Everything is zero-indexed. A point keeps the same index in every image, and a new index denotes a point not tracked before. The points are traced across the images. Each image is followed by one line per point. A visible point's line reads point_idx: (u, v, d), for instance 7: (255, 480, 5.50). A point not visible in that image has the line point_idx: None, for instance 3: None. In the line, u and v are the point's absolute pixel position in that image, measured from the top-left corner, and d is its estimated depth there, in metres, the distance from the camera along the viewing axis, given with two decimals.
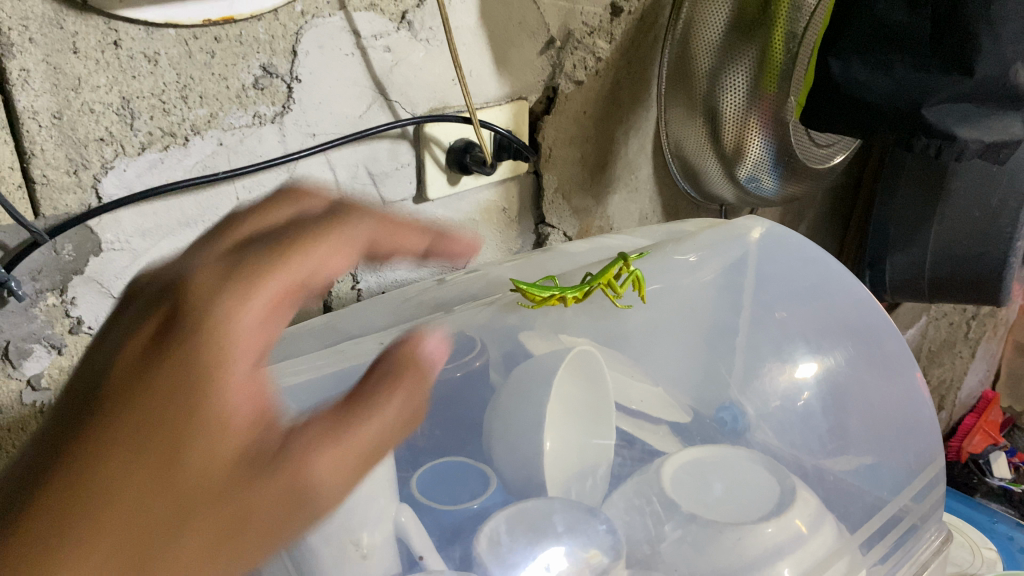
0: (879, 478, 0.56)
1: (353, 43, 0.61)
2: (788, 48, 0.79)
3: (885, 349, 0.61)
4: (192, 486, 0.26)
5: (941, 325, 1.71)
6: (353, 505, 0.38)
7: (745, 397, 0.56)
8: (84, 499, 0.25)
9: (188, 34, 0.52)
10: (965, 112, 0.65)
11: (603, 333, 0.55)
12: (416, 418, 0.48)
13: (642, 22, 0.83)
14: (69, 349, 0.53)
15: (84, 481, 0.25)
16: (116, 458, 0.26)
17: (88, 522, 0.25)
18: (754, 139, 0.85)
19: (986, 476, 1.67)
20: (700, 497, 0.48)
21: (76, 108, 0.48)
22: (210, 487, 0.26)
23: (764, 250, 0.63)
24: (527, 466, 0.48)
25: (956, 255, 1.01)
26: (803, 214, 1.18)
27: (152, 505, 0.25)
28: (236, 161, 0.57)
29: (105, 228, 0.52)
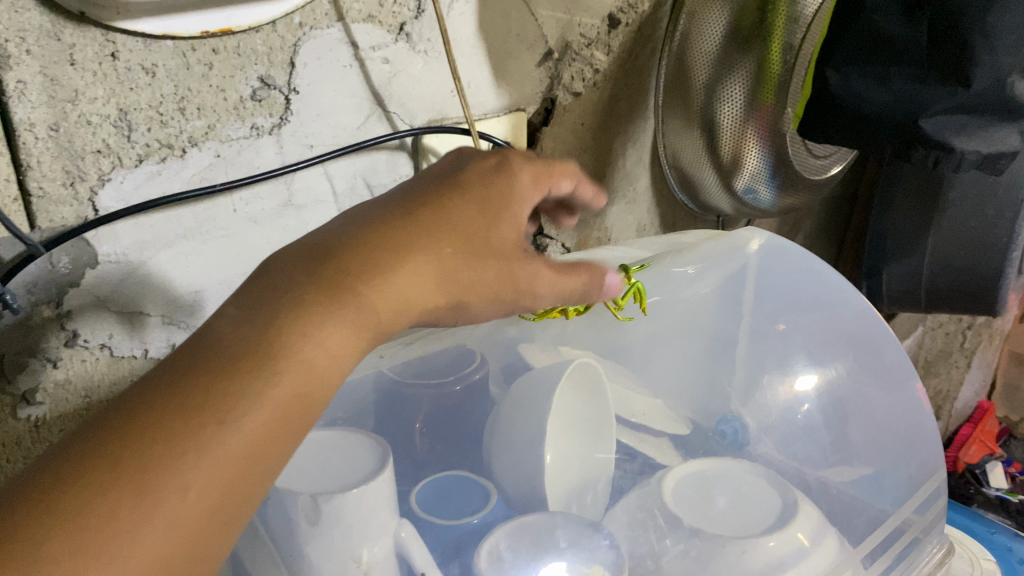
0: (881, 489, 0.56)
1: (352, 55, 0.61)
2: (785, 59, 0.79)
3: (885, 360, 0.61)
4: (420, 286, 0.37)
5: (937, 336, 1.71)
6: (354, 520, 0.38)
7: (746, 410, 0.56)
8: (336, 301, 0.34)
9: (186, 46, 0.51)
10: (964, 124, 0.65)
11: (601, 346, 0.56)
12: (415, 431, 0.48)
13: (640, 33, 0.83)
14: (65, 362, 0.53)
15: (334, 289, 0.34)
16: (355, 276, 0.35)
17: (339, 314, 0.34)
18: (751, 151, 0.85)
19: (983, 486, 1.67)
20: (702, 510, 0.47)
21: (73, 119, 0.48)
22: (431, 292, 0.37)
23: (764, 262, 0.62)
24: (530, 482, 0.47)
25: (953, 265, 1.01)
26: (799, 225, 1.18)
27: (378, 302, 0.35)
28: (234, 173, 0.57)
29: (102, 241, 0.52)
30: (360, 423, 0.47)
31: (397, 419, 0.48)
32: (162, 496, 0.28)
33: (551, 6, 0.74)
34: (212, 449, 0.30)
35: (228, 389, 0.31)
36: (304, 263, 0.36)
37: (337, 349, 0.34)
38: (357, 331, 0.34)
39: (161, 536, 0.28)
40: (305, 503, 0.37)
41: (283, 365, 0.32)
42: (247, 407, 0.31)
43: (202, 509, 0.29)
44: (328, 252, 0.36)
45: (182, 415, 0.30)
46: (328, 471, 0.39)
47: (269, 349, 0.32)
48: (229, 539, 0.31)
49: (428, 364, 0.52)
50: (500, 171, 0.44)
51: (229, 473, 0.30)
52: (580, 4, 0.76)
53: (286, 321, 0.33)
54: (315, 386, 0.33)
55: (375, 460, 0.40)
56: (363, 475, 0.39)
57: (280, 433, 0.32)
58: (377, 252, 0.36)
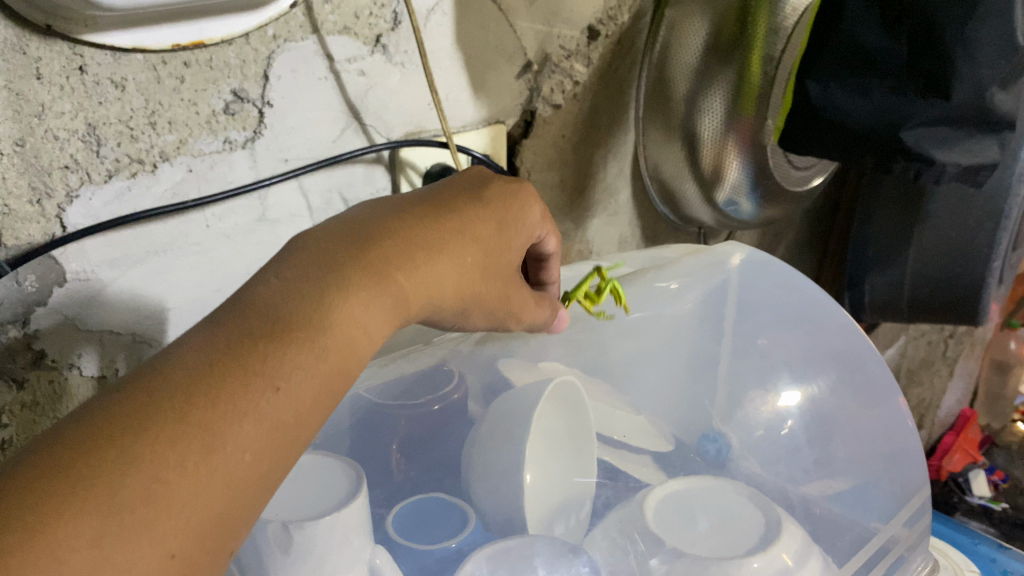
0: (865, 508, 0.55)
1: (327, 67, 0.60)
2: (765, 71, 0.78)
3: (868, 375, 0.60)
4: (440, 286, 0.41)
5: (920, 345, 1.71)
6: (327, 547, 0.37)
7: (728, 427, 0.55)
8: (379, 287, 0.37)
9: (156, 59, 0.50)
10: (944, 136, 0.65)
11: (583, 364, 0.55)
12: (392, 453, 0.47)
13: (620, 46, 0.83)
14: (32, 384, 0.51)
15: (377, 274, 0.37)
16: (395, 266, 0.38)
17: (381, 299, 0.36)
18: (732, 162, 0.84)
19: (966, 495, 1.67)
20: (684, 531, 0.46)
21: (39, 135, 0.47)
22: (444, 283, 0.41)
23: (746, 278, 0.62)
24: (511, 506, 0.46)
25: (934, 275, 1.01)
26: (781, 236, 1.18)
27: (409, 292, 0.38)
28: (207, 188, 0.56)
29: (70, 258, 0.50)
30: (334, 447, 0.46)
31: (375, 441, 0.47)
32: (225, 455, 0.28)
33: (530, 18, 0.73)
34: (268, 416, 0.30)
35: (287, 357, 0.32)
36: (346, 245, 0.38)
37: (376, 332, 0.36)
38: (393, 317, 0.37)
39: (220, 496, 0.28)
40: (276, 531, 0.36)
41: (337, 340, 0.34)
42: (302, 376, 0.32)
43: (254, 473, 0.30)
44: (367, 239, 0.38)
45: (242, 380, 0.30)
46: (300, 498, 0.38)
47: (323, 322, 0.34)
48: (264, 508, 0.31)
49: (405, 385, 0.50)
50: (514, 193, 0.49)
51: (278, 441, 0.31)
52: (559, 16, 0.75)
53: (339, 298, 0.35)
54: (356, 366, 0.35)
55: (349, 485, 0.39)
56: (337, 501, 0.38)
57: (320, 409, 0.33)
58: (411, 249, 0.40)
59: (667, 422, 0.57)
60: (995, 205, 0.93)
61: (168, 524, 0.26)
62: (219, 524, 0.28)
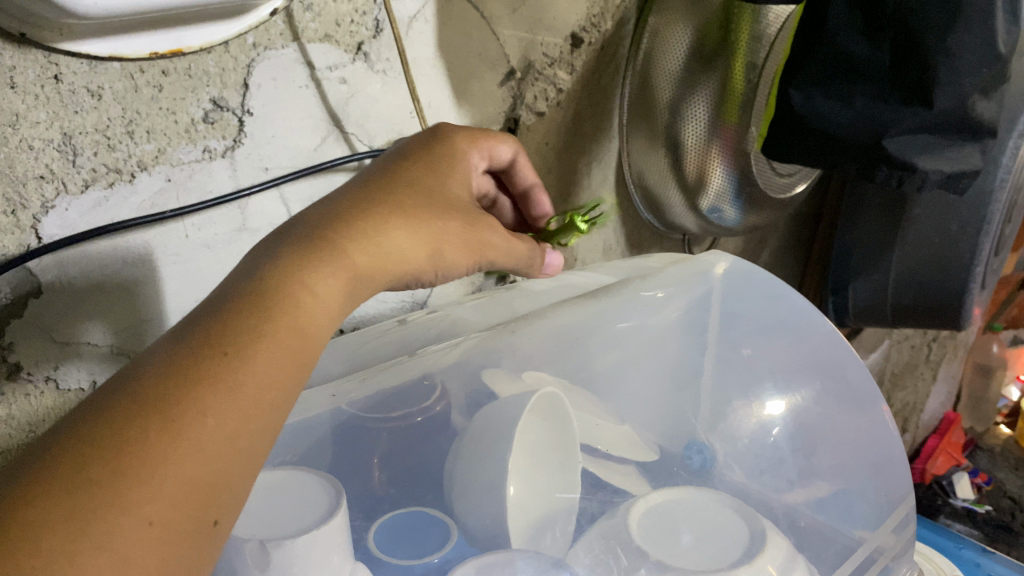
0: (850, 517, 0.55)
1: (308, 75, 0.60)
2: (748, 78, 0.79)
3: (851, 384, 0.60)
4: (406, 244, 0.40)
5: (904, 349, 1.72)
6: (307, 565, 0.36)
7: (713, 438, 0.55)
8: (330, 254, 0.36)
9: (134, 68, 0.50)
10: (926, 144, 0.66)
11: (568, 377, 0.54)
12: (373, 465, 0.46)
13: (603, 52, 0.83)
14: (7, 397, 0.50)
15: (327, 243, 0.37)
16: (348, 232, 0.38)
17: (334, 264, 0.36)
18: (715, 169, 0.84)
19: (950, 498, 1.68)
20: (669, 543, 0.46)
21: (13, 144, 0.46)
22: (412, 240, 0.41)
23: (730, 286, 0.63)
24: (493, 519, 0.45)
25: (917, 281, 1.02)
26: (766, 242, 1.18)
27: (372, 254, 0.38)
28: (186, 198, 0.55)
29: (46, 270, 0.49)
30: (315, 461, 0.45)
31: (356, 455, 0.46)
32: (187, 423, 0.29)
33: (513, 25, 0.73)
34: (227, 381, 0.30)
35: (236, 328, 0.32)
36: (292, 229, 0.38)
37: (331, 295, 0.36)
38: (352, 279, 0.37)
39: (191, 461, 0.28)
40: (254, 549, 0.35)
41: (287, 305, 0.34)
42: (256, 344, 0.32)
43: (225, 438, 0.30)
44: (314, 218, 0.39)
45: (193, 355, 0.31)
46: (278, 515, 0.38)
47: (270, 293, 0.34)
48: (247, 475, 0.31)
49: (384, 398, 0.49)
50: (449, 146, 0.49)
51: (243, 405, 0.31)
52: (542, 23, 0.75)
53: (284, 269, 0.35)
54: (316, 328, 0.35)
55: (329, 501, 0.38)
56: (317, 517, 0.37)
57: (286, 371, 0.33)
58: (364, 214, 0.39)
59: (652, 433, 0.56)
60: (976, 212, 0.93)
61: (139, 494, 0.27)
62: (196, 490, 0.28)
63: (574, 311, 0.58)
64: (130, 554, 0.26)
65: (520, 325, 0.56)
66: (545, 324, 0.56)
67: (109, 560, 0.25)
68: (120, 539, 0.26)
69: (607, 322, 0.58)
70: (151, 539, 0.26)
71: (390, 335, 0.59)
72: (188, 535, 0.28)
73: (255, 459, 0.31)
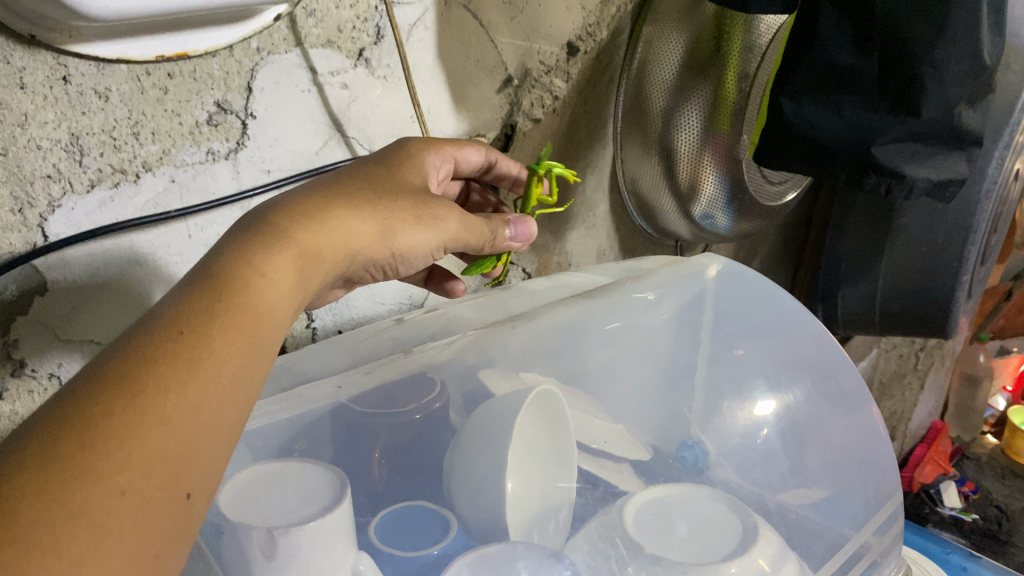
0: (838, 515, 0.56)
1: (310, 79, 0.61)
2: (740, 87, 0.80)
3: (841, 385, 0.62)
4: (355, 225, 0.42)
5: (891, 358, 1.74)
6: (312, 552, 0.37)
7: (706, 435, 0.56)
8: (275, 237, 0.37)
9: (140, 69, 0.50)
10: (913, 151, 0.67)
11: (563, 373, 0.56)
12: (374, 460, 0.47)
13: (599, 61, 0.84)
14: (11, 394, 0.51)
15: (273, 229, 0.38)
16: (292, 219, 0.39)
17: (279, 246, 0.37)
18: (708, 177, 0.86)
19: (937, 506, 1.69)
20: (664, 537, 0.47)
21: (22, 144, 0.47)
22: (356, 227, 0.42)
23: (721, 288, 0.64)
24: (491, 513, 0.47)
25: (904, 289, 1.04)
26: (756, 249, 1.20)
27: (318, 243, 0.39)
28: (189, 199, 0.56)
29: (51, 267, 0.50)
30: (317, 455, 0.46)
31: (357, 451, 0.47)
32: (149, 397, 0.29)
33: (511, 33, 0.74)
34: (185, 357, 0.31)
35: (190, 310, 0.32)
36: (238, 226, 0.39)
37: (282, 272, 0.36)
38: (301, 258, 0.38)
39: (158, 432, 0.28)
40: (262, 537, 0.36)
41: (238, 286, 0.34)
42: (212, 322, 0.32)
43: (189, 412, 0.30)
44: (259, 213, 0.40)
45: (151, 336, 0.31)
46: (283, 504, 0.38)
47: (220, 276, 0.34)
48: (217, 449, 0.31)
49: (385, 395, 0.50)
50: (395, 150, 0.51)
51: (205, 379, 0.31)
52: (539, 31, 0.76)
53: (231, 254, 0.36)
54: (271, 303, 0.35)
55: (332, 491, 0.39)
56: (322, 506, 0.38)
57: (244, 347, 0.33)
58: (306, 203, 0.41)
59: (646, 432, 0.57)
60: (963, 220, 0.94)
61: (110, 463, 0.27)
62: (166, 461, 0.28)
63: (573, 308, 0.59)
64: (106, 522, 0.26)
65: (519, 321, 0.57)
66: (543, 321, 0.57)
67: (86, 527, 0.25)
68: (94, 508, 0.26)
69: (603, 321, 0.59)
70: (126, 507, 0.26)
71: (388, 334, 0.60)
72: (162, 506, 0.28)
73: (224, 434, 0.31)
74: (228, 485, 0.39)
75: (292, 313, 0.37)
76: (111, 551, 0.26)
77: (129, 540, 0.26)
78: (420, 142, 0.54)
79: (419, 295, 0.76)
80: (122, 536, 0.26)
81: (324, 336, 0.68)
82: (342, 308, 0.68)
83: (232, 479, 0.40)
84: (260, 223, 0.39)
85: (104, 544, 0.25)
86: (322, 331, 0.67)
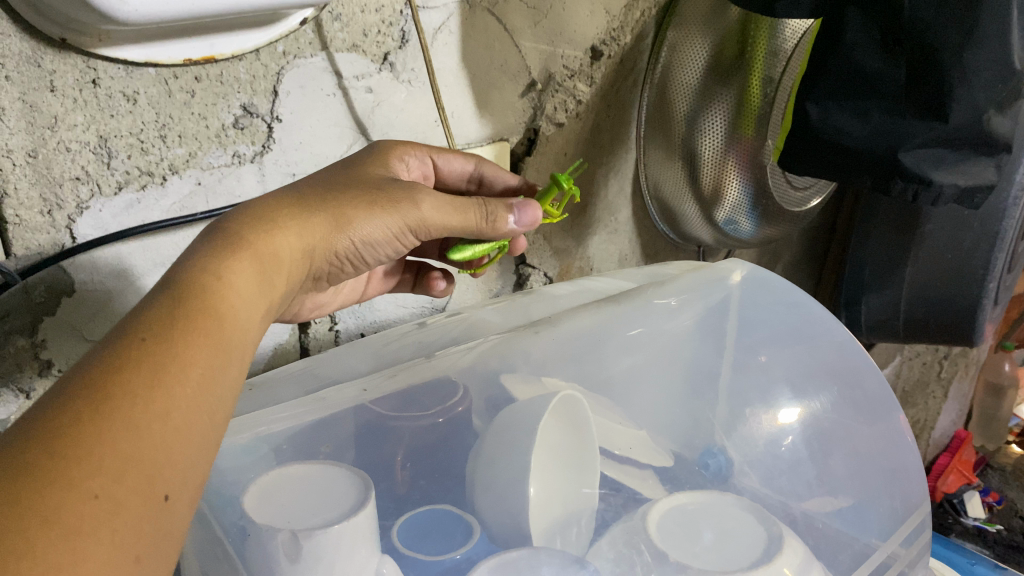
0: (864, 524, 0.56)
1: (335, 84, 0.61)
2: (765, 93, 0.81)
3: (868, 392, 0.61)
4: (309, 222, 0.41)
5: (914, 365, 1.72)
6: (336, 555, 0.37)
7: (731, 442, 0.56)
8: (231, 244, 0.38)
9: (168, 73, 0.51)
10: (940, 157, 0.66)
11: (587, 378, 0.56)
12: (397, 462, 0.47)
13: (623, 65, 0.84)
14: (38, 393, 0.51)
15: (226, 237, 0.38)
16: (247, 224, 0.39)
17: (233, 252, 0.37)
18: (731, 180, 0.85)
19: (961, 516, 1.67)
20: (687, 544, 0.47)
21: (52, 146, 0.47)
22: (309, 227, 0.41)
23: (747, 294, 0.64)
24: (514, 518, 0.46)
25: (929, 296, 1.03)
26: (779, 255, 1.19)
27: (273, 248, 0.39)
28: (215, 202, 0.56)
29: (78, 268, 0.50)
30: (341, 458, 0.46)
31: (379, 455, 0.47)
32: (116, 403, 0.28)
33: (535, 37, 0.74)
34: (151, 363, 0.30)
35: (151, 318, 0.32)
36: (194, 240, 0.39)
37: (238, 276, 0.36)
38: (257, 260, 0.38)
39: (129, 438, 0.28)
40: (286, 540, 0.36)
41: (197, 291, 0.34)
42: (175, 327, 0.32)
43: (158, 415, 0.29)
44: (214, 224, 0.40)
45: (114, 346, 0.30)
46: (308, 507, 0.38)
47: (179, 284, 0.34)
48: (190, 452, 0.31)
49: (409, 398, 0.50)
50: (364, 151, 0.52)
51: (171, 383, 0.30)
52: (563, 36, 0.76)
53: (186, 264, 0.36)
54: (233, 304, 0.35)
55: (356, 495, 0.39)
56: (347, 510, 0.38)
57: (208, 349, 0.33)
58: (259, 209, 0.41)
59: (669, 440, 0.57)
60: (990, 227, 0.94)
61: (81, 470, 0.26)
62: (139, 466, 0.28)
63: (595, 314, 0.59)
64: (82, 527, 0.25)
65: (543, 326, 0.57)
66: (567, 327, 0.57)
67: (62, 532, 0.25)
68: (69, 513, 0.25)
69: (626, 328, 0.59)
70: (100, 512, 0.26)
71: (411, 338, 0.61)
72: (138, 509, 0.28)
73: (195, 436, 0.31)
74: (253, 487, 0.40)
75: (256, 313, 0.37)
76: (87, 555, 0.25)
77: (105, 545, 0.26)
78: (393, 142, 0.54)
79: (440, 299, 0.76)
80: (98, 541, 0.26)
81: (347, 339, 0.68)
82: (365, 311, 0.69)
83: (257, 481, 0.40)
84: (216, 231, 0.39)
85: (81, 548, 0.25)
86: (345, 335, 0.68)
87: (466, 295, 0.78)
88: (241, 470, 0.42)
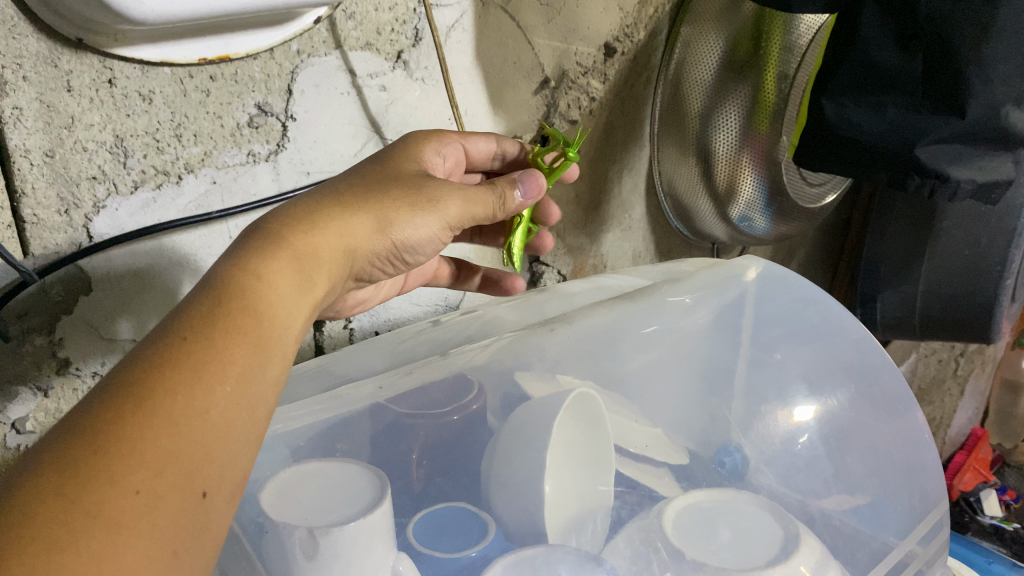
0: (881, 522, 0.56)
1: (349, 82, 0.61)
2: (780, 88, 0.81)
3: (886, 390, 0.61)
4: (349, 219, 0.41)
5: (930, 362, 1.71)
6: (352, 554, 0.37)
7: (746, 440, 0.55)
8: (269, 242, 0.37)
9: (183, 72, 0.51)
10: (959, 152, 0.66)
11: (600, 376, 0.55)
12: (412, 460, 0.48)
13: (637, 63, 0.84)
14: (56, 392, 0.51)
15: (267, 238, 0.38)
16: (287, 224, 0.39)
17: (273, 251, 0.37)
18: (746, 178, 0.85)
19: (978, 515, 1.65)
20: (704, 541, 0.47)
21: (69, 146, 0.47)
22: (346, 223, 0.41)
23: (764, 291, 0.64)
24: (531, 516, 0.46)
25: (945, 294, 1.02)
26: (793, 251, 1.19)
27: (312, 248, 0.39)
28: (230, 200, 0.57)
29: (94, 266, 0.50)
30: (356, 458, 0.47)
31: (394, 454, 0.47)
32: (158, 400, 0.29)
33: (548, 35, 0.74)
34: (191, 361, 0.30)
35: (193, 317, 0.32)
36: (235, 240, 0.39)
37: (281, 276, 0.36)
38: (299, 259, 0.38)
39: (169, 436, 0.28)
40: (303, 537, 0.36)
41: (238, 292, 0.34)
42: (214, 326, 0.32)
43: (198, 412, 0.29)
44: (252, 227, 0.39)
45: (156, 345, 0.31)
46: (325, 504, 0.39)
47: (220, 285, 0.34)
48: (229, 450, 0.31)
49: (425, 397, 0.50)
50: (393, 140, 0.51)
51: (211, 381, 0.30)
52: (576, 33, 0.76)
53: (226, 264, 0.36)
54: (273, 303, 0.35)
55: (373, 492, 0.40)
56: (363, 507, 0.38)
57: (245, 349, 0.33)
58: (298, 210, 0.40)
59: (683, 437, 0.57)
60: (1008, 222, 0.93)
61: (122, 466, 0.27)
62: (177, 463, 0.28)
63: (611, 311, 0.59)
64: (121, 522, 0.26)
65: (558, 325, 0.57)
66: (581, 324, 0.57)
67: (101, 526, 0.25)
68: (108, 507, 0.26)
69: (641, 326, 0.58)
70: (139, 507, 0.26)
71: (426, 335, 0.60)
72: (176, 504, 0.28)
73: (235, 433, 0.31)
74: (271, 484, 0.40)
75: (300, 312, 0.37)
76: (126, 548, 0.26)
77: (144, 539, 0.26)
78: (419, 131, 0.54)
79: (454, 297, 0.76)
80: (138, 536, 0.26)
81: (361, 337, 0.68)
82: (379, 310, 0.69)
83: (276, 478, 0.40)
84: (257, 232, 0.38)
85: (120, 542, 0.26)
86: (359, 333, 0.68)
87: (479, 293, 0.78)
88: (258, 469, 0.42)
